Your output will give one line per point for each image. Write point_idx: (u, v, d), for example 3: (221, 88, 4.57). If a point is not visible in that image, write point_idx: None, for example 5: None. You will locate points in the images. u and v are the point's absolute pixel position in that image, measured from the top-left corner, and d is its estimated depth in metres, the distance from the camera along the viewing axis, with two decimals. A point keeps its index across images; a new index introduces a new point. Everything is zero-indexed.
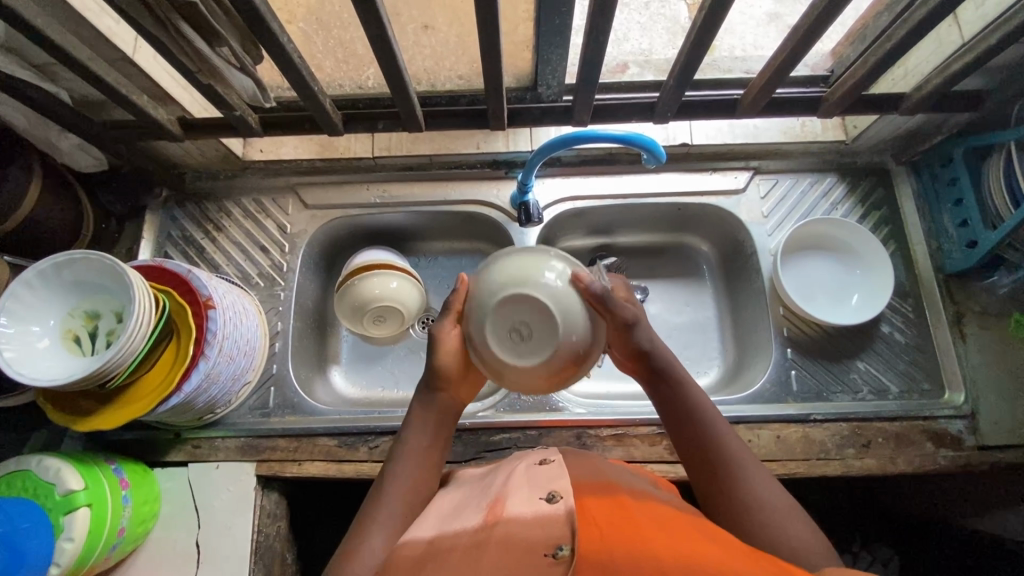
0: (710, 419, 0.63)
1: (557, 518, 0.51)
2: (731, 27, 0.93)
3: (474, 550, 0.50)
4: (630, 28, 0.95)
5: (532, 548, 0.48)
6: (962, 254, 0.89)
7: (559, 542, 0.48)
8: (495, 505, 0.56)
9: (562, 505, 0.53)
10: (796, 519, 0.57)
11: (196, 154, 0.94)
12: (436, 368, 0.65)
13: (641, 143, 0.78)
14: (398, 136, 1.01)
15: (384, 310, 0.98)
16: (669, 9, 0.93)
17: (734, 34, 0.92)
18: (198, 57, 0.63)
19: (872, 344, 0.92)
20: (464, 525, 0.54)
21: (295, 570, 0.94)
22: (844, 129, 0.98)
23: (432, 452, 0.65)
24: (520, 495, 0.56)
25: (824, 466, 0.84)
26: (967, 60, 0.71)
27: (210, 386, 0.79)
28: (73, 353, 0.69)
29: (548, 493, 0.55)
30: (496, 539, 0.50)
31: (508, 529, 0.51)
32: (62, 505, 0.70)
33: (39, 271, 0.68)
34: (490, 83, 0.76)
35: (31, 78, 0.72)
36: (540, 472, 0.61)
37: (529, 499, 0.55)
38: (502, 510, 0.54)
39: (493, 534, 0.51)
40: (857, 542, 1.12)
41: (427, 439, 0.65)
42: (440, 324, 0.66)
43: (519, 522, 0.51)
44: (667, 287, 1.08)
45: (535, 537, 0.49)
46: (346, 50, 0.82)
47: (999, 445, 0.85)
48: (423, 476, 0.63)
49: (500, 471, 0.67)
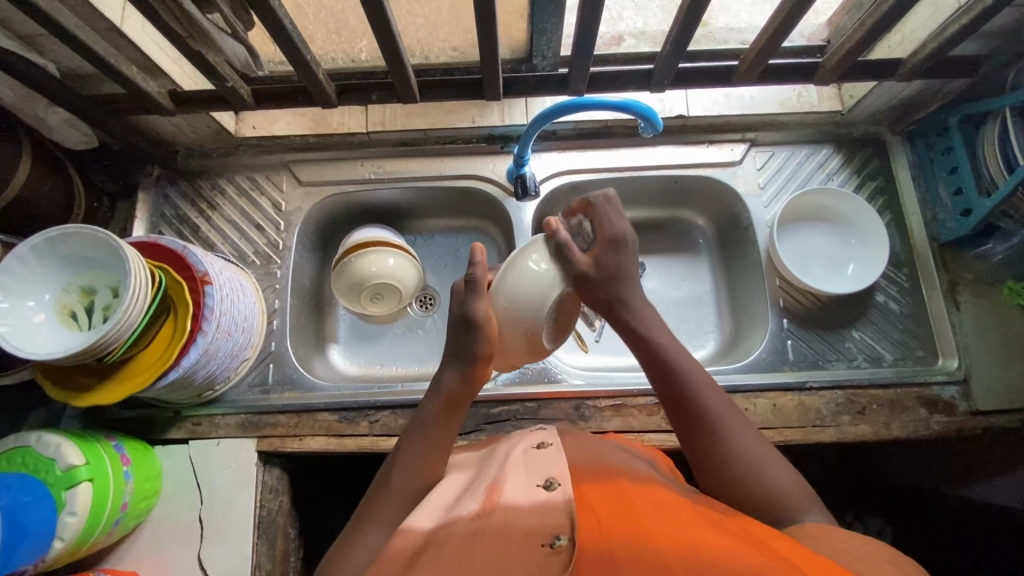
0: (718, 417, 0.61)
1: (554, 508, 0.51)
2: (725, 7, 0.95)
3: (472, 537, 0.50)
4: (624, 7, 0.96)
5: (529, 537, 0.49)
6: (957, 222, 0.90)
7: (557, 532, 0.48)
8: (493, 492, 0.56)
9: (560, 493, 0.53)
10: (790, 480, 0.58)
11: (188, 130, 0.93)
12: (473, 351, 0.65)
13: (639, 111, 0.77)
14: (392, 109, 0.99)
15: (383, 292, 0.99)
16: None
17: (728, 12, 0.96)
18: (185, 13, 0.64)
19: (867, 313, 0.93)
20: (462, 512, 0.55)
21: (299, 544, 0.95)
22: (840, 99, 0.98)
23: (445, 448, 0.65)
24: (518, 480, 0.57)
25: (819, 432, 0.85)
26: (965, 23, 0.71)
27: (208, 361, 0.79)
28: (69, 327, 0.69)
29: (546, 481, 0.55)
30: (494, 528, 0.51)
31: (506, 516, 0.51)
32: (63, 480, 0.69)
33: (33, 246, 0.67)
34: (485, 50, 0.74)
35: (16, 49, 0.70)
36: (538, 456, 0.61)
37: (528, 485, 0.55)
38: (499, 496, 0.54)
39: (490, 522, 0.51)
40: None
41: (433, 440, 0.64)
42: (472, 301, 0.64)
43: (517, 510, 0.52)
44: (664, 262, 1.09)
45: (532, 526, 0.50)
46: (338, 21, 0.82)
47: (992, 410, 0.86)
48: (431, 472, 0.63)
49: (497, 454, 0.67)
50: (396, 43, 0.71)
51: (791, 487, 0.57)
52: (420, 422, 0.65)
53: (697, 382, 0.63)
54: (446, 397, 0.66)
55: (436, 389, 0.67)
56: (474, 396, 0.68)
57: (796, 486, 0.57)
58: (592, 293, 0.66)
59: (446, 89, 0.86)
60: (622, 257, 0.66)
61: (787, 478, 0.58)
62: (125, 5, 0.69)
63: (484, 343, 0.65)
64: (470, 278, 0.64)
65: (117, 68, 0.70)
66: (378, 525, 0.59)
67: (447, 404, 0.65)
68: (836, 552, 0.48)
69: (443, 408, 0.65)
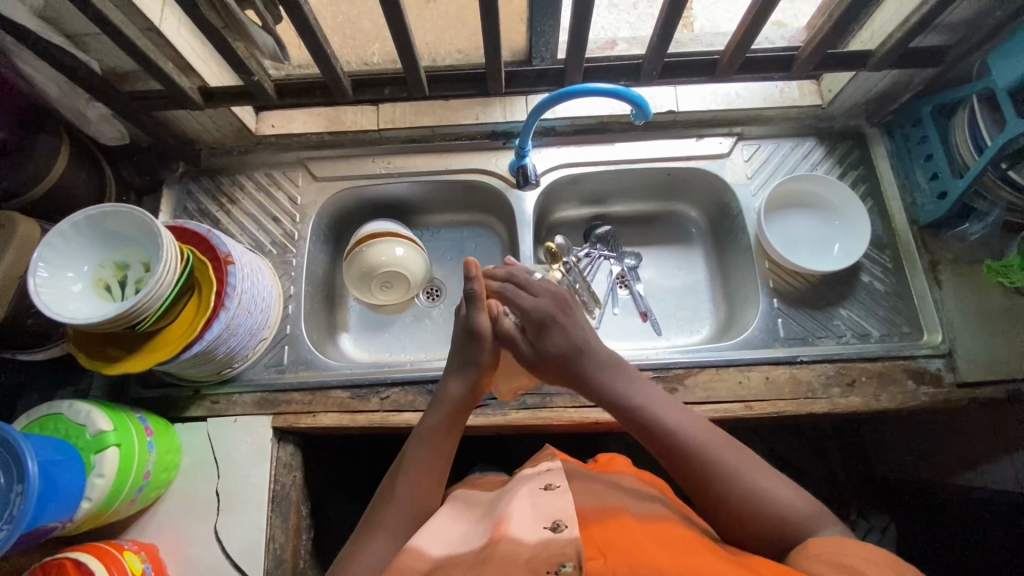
0: (731, 477, 0.64)
1: (559, 544, 0.54)
2: (716, 23, 1.05)
3: (478, 565, 0.55)
4: (620, 25, 1.06)
5: (534, 566, 0.52)
6: (934, 204, 0.95)
7: (563, 560, 0.52)
8: (500, 526, 0.59)
9: (566, 534, 0.56)
10: (793, 495, 0.63)
11: (212, 127, 1.00)
12: (474, 358, 0.74)
13: (631, 98, 0.83)
14: (401, 108, 1.06)
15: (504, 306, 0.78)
16: (654, 8, 1.06)
17: (718, 28, 1.04)
18: (227, 12, 0.73)
19: (854, 292, 0.97)
20: (468, 547, 0.59)
21: (312, 525, 0.97)
22: (820, 94, 1.04)
23: (445, 459, 0.72)
24: (524, 518, 0.60)
25: (811, 404, 0.89)
26: (923, 14, 0.78)
27: (229, 336, 0.84)
28: (104, 298, 0.74)
29: (552, 522, 0.58)
30: (499, 557, 0.54)
31: (511, 547, 0.55)
32: (93, 444, 0.73)
33: (74, 223, 0.73)
34: (491, 48, 0.82)
35: (66, 46, 0.77)
36: (547, 496, 0.63)
37: (535, 526, 0.58)
38: (507, 529, 0.58)
39: (495, 551, 0.55)
40: (854, 510, 1.20)
41: (438, 447, 0.72)
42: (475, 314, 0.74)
43: (522, 544, 0.55)
44: (659, 253, 1.14)
45: (538, 556, 0.53)
46: (354, 26, 0.92)
47: (977, 381, 0.89)
48: (429, 486, 0.70)
49: (506, 495, 0.69)
50: (408, 37, 0.77)
51: (801, 504, 0.62)
52: (426, 432, 0.73)
53: (698, 441, 0.66)
54: (447, 408, 0.74)
55: (440, 402, 0.75)
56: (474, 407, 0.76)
57: (805, 501, 0.63)
58: (556, 373, 0.74)
59: (452, 85, 0.92)
60: (553, 338, 0.73)
61: (784, 494, 0.63)
62: (164, 7, 0.77)
63: (487, 351, 0.74)
64: (470, 292, 0.73)
65: (157, 64, 0.77)
66: (381, 536, 0.65)
67: (449, 416, 0.73)
68: (834, 565, 0.52)
69: (444, 419, 0.73)
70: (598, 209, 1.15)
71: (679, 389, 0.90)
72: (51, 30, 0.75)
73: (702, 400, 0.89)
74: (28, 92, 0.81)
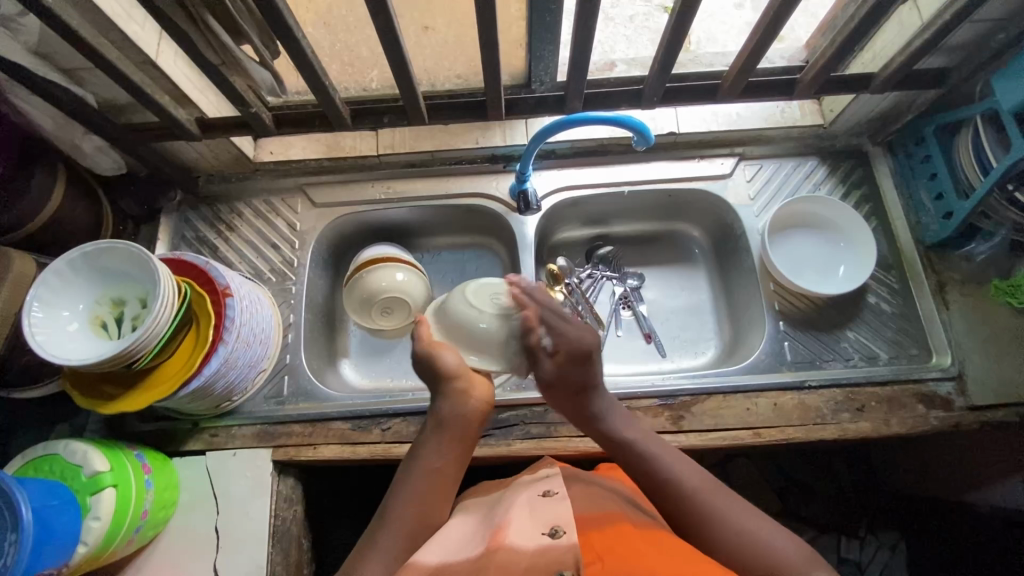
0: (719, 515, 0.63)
1: (557, 552, 0.53)
2: (714, 38, 1.05)
3: None
4: (617, 40, 1.05)
5: None
6: (939, 225, 0.94)
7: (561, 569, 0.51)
8: (497, 533, 0.58)
9: (564, 540, 0.54)
10: (789, 543, 0.61)
11: (210, 156, 0.99)
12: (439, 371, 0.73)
13: (632, 125, 0.82)
14: (401, 133, 1.06)
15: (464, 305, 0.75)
16: (652, 23, 1.05)
17: (717, 43, 1.04)
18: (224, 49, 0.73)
19: (860, 314, 0.96)
20: (467, 555, 0.57)
21: (313, 557, 0.95)
22: (822, 114, 1.04)
23: (441, 475, 0.70)
24: (523, 523, 0.58)
25: (820, 430, 0.87)
26: (926, 38, 0.77)
27: (228, 370, 0.82)
28: (100, 337, 0.73)
29: (551, 528, 0.56)
30: (496, 568, 0.53)
31: (509, 556, 0.54)
32: (89, 486, 0.72)
33: (70, 260, 0.72)
34: (491, 74, 0.81)
35: (61, 81, 0.76)
36: (545, 502, 0.61)
37: (533, 531, 0.56)
38: (504, 537, 0.56)
39: (492, 561, 0.54)
40: (864, 527, 1.16)
41: (437, 460, 0.71)
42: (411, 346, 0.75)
43: (519, 552, 0.54)
44: (663, 274, 1.13)
45: (537, 566, 0.52)
46: (352, 53, 0.92)
47: (988, 405, 0.88)
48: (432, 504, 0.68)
49: (503, 502, 0.67)
50: (406, 67, 0.77)
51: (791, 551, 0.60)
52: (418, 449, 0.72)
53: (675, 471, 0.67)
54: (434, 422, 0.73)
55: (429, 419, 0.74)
56: (466, 414, 0.73)
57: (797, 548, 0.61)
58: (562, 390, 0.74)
59: (451, 111, 0.91)
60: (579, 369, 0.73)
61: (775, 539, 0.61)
62: (160, 40, 0.76)
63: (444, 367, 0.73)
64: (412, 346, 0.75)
65: (153, 98, 0.77)
66: (378, 554, 0.63)
67: (436, 427, 0.72)
68: None
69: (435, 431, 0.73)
70: (600, 230, 1.14)
71: (686, 417, 0.88)
72: (47, 66, 0.75)
73: (709, 427, 0.88)
74: (24, 127, 0.80)
